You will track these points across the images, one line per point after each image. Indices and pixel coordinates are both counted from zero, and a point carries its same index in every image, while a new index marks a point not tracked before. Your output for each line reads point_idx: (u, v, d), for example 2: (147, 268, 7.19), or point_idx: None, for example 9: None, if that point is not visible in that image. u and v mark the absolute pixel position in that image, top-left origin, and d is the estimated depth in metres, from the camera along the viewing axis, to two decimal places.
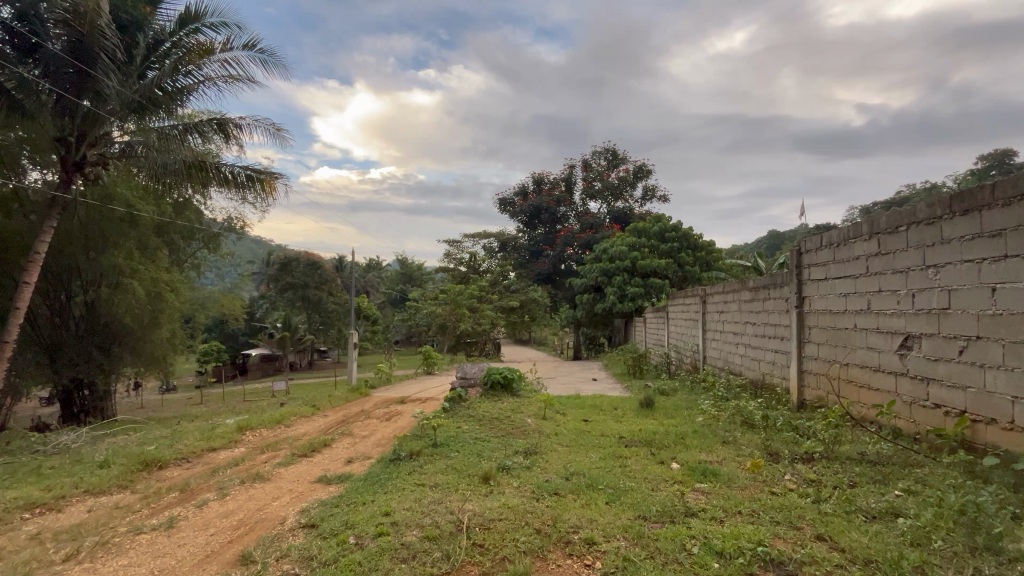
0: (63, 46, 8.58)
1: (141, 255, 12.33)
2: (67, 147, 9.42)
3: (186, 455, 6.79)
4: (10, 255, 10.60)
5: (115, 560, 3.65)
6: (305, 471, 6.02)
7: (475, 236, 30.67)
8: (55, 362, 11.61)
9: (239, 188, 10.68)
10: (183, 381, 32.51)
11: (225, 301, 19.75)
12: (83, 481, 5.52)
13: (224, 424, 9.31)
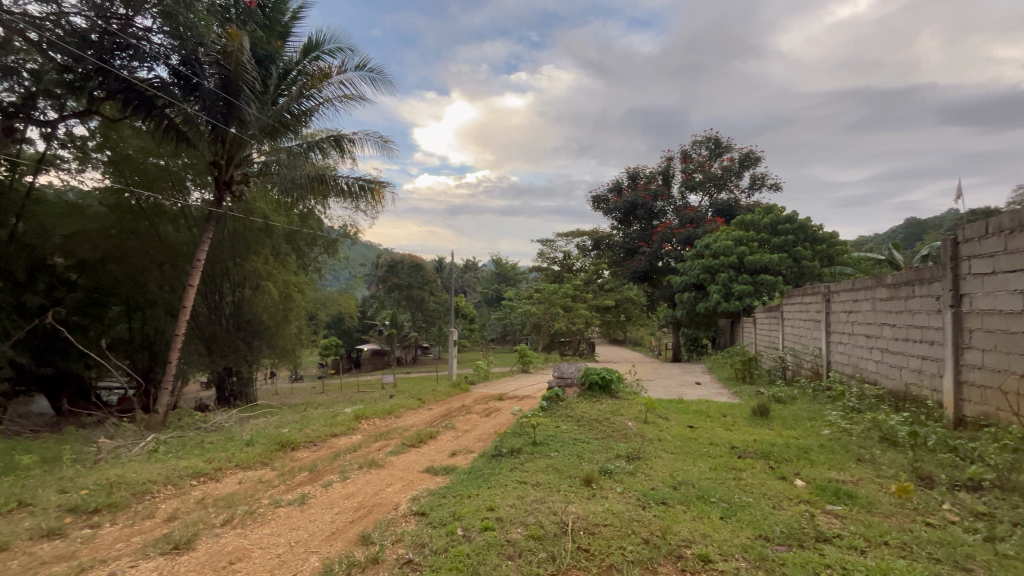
0: (216, 82, 10.07)
1: (275, 261, 14.20)
2: (219, 168, 11.01)
3: (314, 438, 7.58)
4: (179, 263, 12.64)
5: (260, 528, 4.16)
6: (414, 461, 6.38)
7: (569, 235, 30.40)
8: (211, 353, 13.65)
9: (353, 197, 11.75)
10: (308, 372, 36.46)
11: (342, 301, 21.79)
12: (235, 456, 6.40)
13: (343, 412, 10.24)
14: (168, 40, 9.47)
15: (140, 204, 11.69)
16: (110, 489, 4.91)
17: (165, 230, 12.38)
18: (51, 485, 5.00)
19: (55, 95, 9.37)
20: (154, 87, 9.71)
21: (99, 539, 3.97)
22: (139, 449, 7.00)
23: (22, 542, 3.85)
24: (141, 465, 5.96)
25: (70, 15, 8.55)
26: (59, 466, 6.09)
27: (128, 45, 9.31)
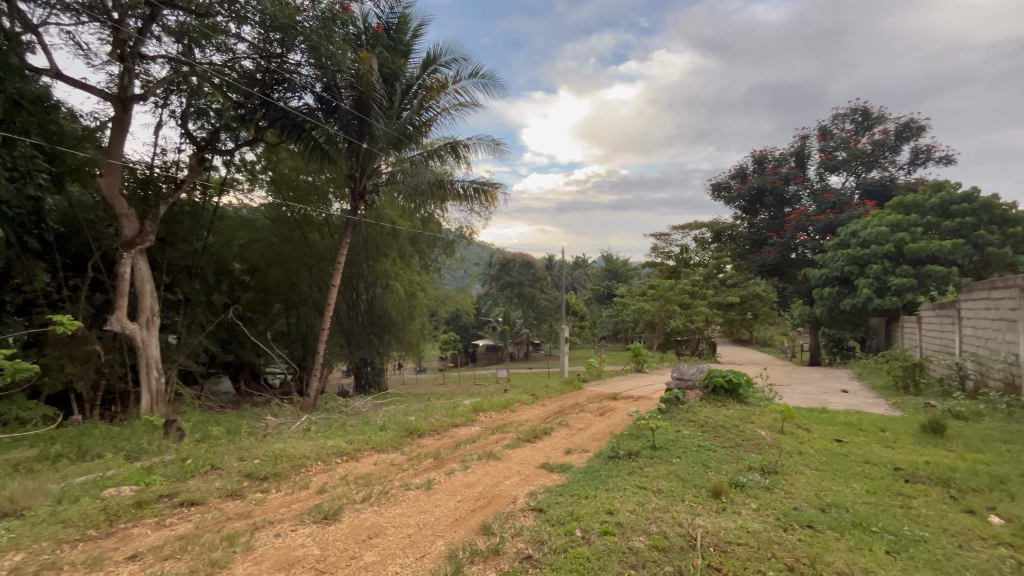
0: (351, 102, 11.27)
1: (401, 262, 15.47)
2: (354, 180, 12.24)
3: (437, 427, 8.09)
4: (324, 266, 14.37)
5: (393, 508, 4.53)
6: (530, 456, 6.46)
7: (686, 227, 28.50)
8: (350, 345, 15.29)
9: (468, 200, 12.37)
10: (430, 365, 39.13)
11: (459, 299, 23.04)
12: (371, 439, 7.07)
13: (463, 404, 10.79)
14: (313, 70, 10.75)
15: (294, 215, 13.61)
16: (276, 460, 5.74)
17: (313, 237, 14.21)
18: (233, 453, 5.99)
19: (232, 128, 11.24)
20: (303, 113, 11.15)
21: (267, 502, 4.65)
22: (297, 428, 8.08)
23: (213, 498, 4.66)
24: (298, 442, 6.87)
25: (241, 60, 10.21)
26: (239, 438, 7.29)
27: (283, 79, 10.82)
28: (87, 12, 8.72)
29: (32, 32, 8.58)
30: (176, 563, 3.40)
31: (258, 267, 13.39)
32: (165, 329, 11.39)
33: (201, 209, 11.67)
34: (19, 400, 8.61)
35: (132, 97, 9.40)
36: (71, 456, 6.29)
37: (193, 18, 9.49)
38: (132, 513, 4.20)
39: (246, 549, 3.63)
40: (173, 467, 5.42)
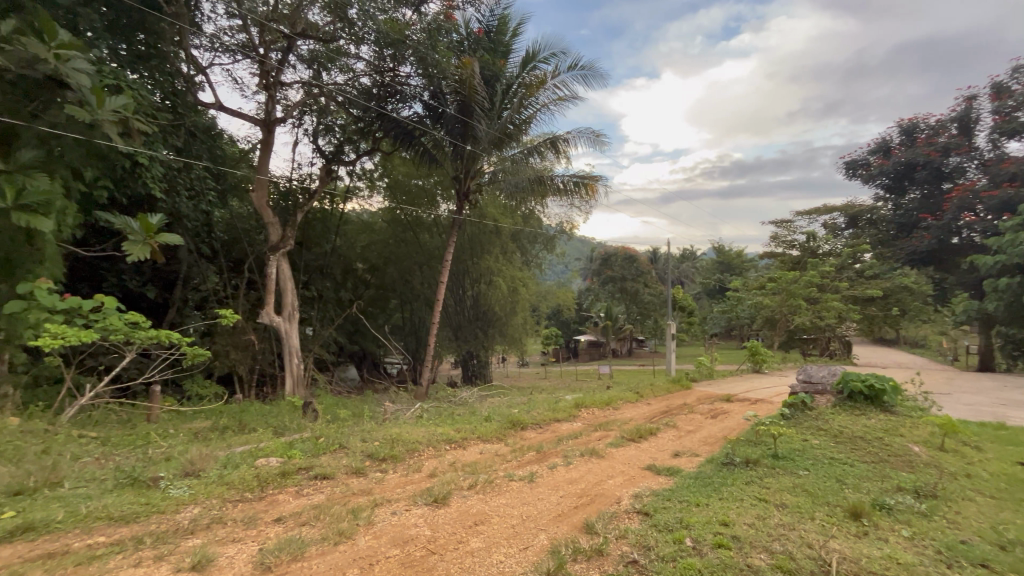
0: (455, 107, 11.78)
1: (502, 258, 15.86)
2: (459, 181, 12.80)
3: (539, 421, 8.16)
4: (434, 263, 15.25)
5: (498, 498, 4.66)
6: (635, 457, 6.22)
7: (813, 213, 25.40)
8: (457, 338, 16.04)
9: (568, 194, 12.33)
10: (533, 360, 39.58)
11: (560, 294, 23.03)
12: (478, 429, 7.36)
13: (565, 399, 10.75)
14: (421, 79, 11.48)
15: (406, 217, 14.58)
16: (393, 443, 6.23)
17: (424, 237, 15.13)
18: (358, 434, 6.61)
19: (353, 141, 12.36)
20: (413, 122, 11.92)
21: (385, 482, 5.06)
22: (411, 414, 8.69)
23: (341, 474, 5.20)
24: (412, 427, 7.38)
25: (360, 77, 11.22)
26: (362, 421, 8.04)
27: (396, 91, 11.65)
28: (241, 51, 10.22)
29: (202, 73, 10.27)
30: (311, 530, 3.83)
31: (377, 266, 14.65)
32: (303, 322, 12.99)
33: (330, 216, 13.25)
34: (198, 379, 10.40)
35: (275, 120, 10.79)
36: (234, 428, 7.44)
37: (321, 44, 10.65)
38: (278, 481, 4.83)
39: (367, 523, 3.97)
40: (310, 444, 6.14)
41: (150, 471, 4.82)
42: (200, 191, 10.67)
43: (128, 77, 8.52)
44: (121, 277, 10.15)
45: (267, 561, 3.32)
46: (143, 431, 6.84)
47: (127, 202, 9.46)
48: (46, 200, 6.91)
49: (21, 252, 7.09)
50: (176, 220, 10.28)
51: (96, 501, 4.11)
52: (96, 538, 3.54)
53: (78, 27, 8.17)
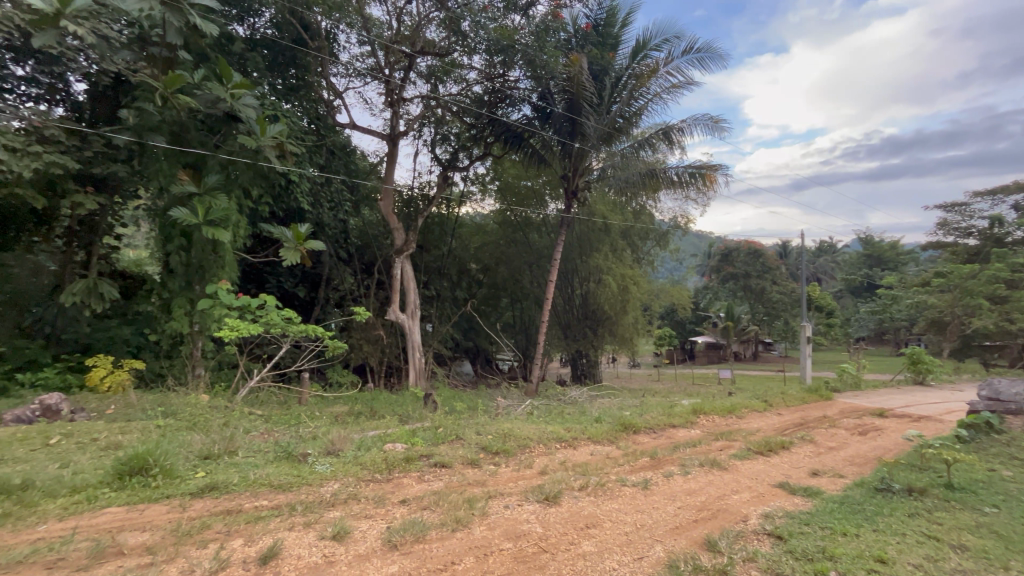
0: (564, 105, 11.74)
1: (613, 256, 15.48)
2: (568, 180, 12.73)
3: (653, 426, 7.79)
4: (543, 263, 15.44)
5: (610, 502, 4.53)
6: (764, 472, 5.64)
7: (998, 193, 20.83)
8: (567, 337, 16.02)
9: (683, 186, 11.71)
10: (644, 361, 37.92)
11: (673, 292, 21.82)
12: (588, 429, 7.26)
13: (681, 404, 10.12)
14: (530, 82, 11.69)
15: (516, 218, 14.92)
16: (505, 438, 6.40)
17: (533, 237, 15.34)
18: (472, 427, 6.91)
19: (467, 147, 12.93)
20: (522, 124, 12.13)
21: (498, 475, 5.23)
22: (521, 411, 8.87)
23: (458, 464, 5.49)
24: (523, 423, 7.53)
25: (472, 85, 11.79)
26: (476, 414, 8.41)
27: (506, 95, 11.96)
28: (370, 73, 11.29)
29: (339, 97, 11.54)
30: (432, 514, 4.09)
31: (489, 266, 15.24)
32: (423, 319, 13.99)
33: (446, 219, 14.12)
34: (338, 368, 11.75)
35: (399, 133, 11.77)
36: (367, 414, 8.26)
37: (437, 59, 11.43)
38: (402, 466, 5.25)
39: (482, 514, 4.13)
40: (430, 433, 6.58)
41: (300, 446, 5.55)
42: (338, 202, 12.06)
43: (283, 108, 9.95)
44: (279, 279, 11.88)
45: (394, 539, 3.61)
46: (296, 411, 7.92)
47: (283, 215, 11.04)
48: (226, 216, 8.36)
49: (209, 259, 8.67)
50: (320, 229, 11.74)
51: (261, 469, 4.85)
52: (261, 501, 4.17)
53: (247, 69, 9.76)
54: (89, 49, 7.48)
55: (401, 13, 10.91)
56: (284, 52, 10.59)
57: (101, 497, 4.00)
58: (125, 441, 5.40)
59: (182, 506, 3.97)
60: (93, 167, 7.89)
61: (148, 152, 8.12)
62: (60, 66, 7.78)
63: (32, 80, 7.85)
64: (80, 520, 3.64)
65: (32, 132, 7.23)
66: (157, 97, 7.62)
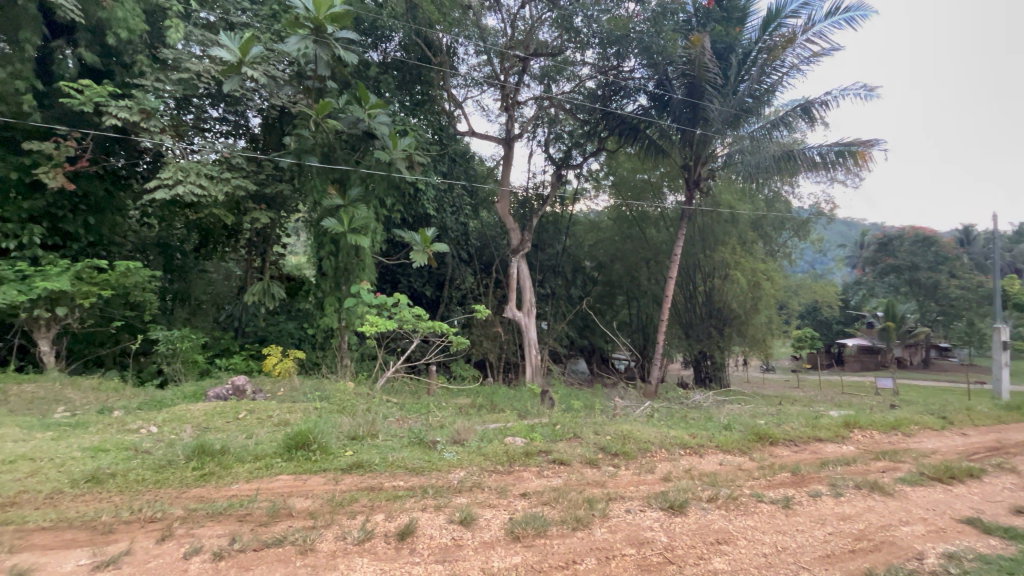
0: (684, 90, 10.89)
1: (741, 249, 14.18)
2: (689, 170, 11.91)
3: (794, 437, 6.96)
4: (662, 259, 14.60)
5: (744, 518, 4.16)
6: (944, 503, 4.72)
7: None
8: (689, 337, 15.05)
9: (828, 168, 10.48)
10: (780, 364, 33.98)
11: (816, 288, 19.29)
12: (715, 437, 6.73)
13: (828, 415, 8.88)
14: (647, 70, 11.20)
15: (631, 212, 14.37)
16: (624, 440, 6.23)
17: (651, 232, 14.57)
18: (590, 426, 6.82)
19: (580, 144, 12.81)
20: (638, 115, 11.42)
21: (619, 477, 5.10)
22: (640, 412, 8.55)
23: (576, 463, 5.47)
24: (642, 426, 7.24)
25: (586, 80, 11.69)
26: (593, 413, 8.30)
27: (621, 87, 11.54)
28: (486, 81, 11.77)
29: (459, 107, 12.23)
30: (552, 510, 4.15)
31: (604, 263, 14.97)
32: (539, 317, 14.27)
33: (561, 218, 14.24)
34: (461, 363, 12.54)
35: (514, 136, 12.10)
36: (488, 407, 8.64)
37: (551, 59, 11.59)
38: (523, 459, 5.39)
39: (603, 515, 4.06)
40: (548, 429, 6.66)
41: (430, 434, 6.00)
42: (459, 206, 12.84)
43: (411, 122, 10.86)
44: (409, 279, 12.99)
45: (517, 531, 3.71)
46: (425, 401, 8.60)
47: (412, 220, 12.05)
48: (366, 224, 9.40)
49: (353, 262, 9.82)
50: (444, 232, 12.61)
51: (398, 452, 5.35)
52: (399, 481, 4.59)
53: (381, 91, 10.82)
54: (262, 89, 8.96)
55: (515, 18, 11.22)
56: (411, 71, 11.44)
57: (275, 465, 4.75)
58: (291, 419, 6.35)
59: (336, 479, 4.55)
60: (266, 187, 9.41)
61: (305, 172, 9.42)
62: (242, 105, 9.43)
63: (223, 119, 9.62)
64: (261, 484, 4.37)
65: (224, 161, 8.86)
66: (311, 123, 8.83)
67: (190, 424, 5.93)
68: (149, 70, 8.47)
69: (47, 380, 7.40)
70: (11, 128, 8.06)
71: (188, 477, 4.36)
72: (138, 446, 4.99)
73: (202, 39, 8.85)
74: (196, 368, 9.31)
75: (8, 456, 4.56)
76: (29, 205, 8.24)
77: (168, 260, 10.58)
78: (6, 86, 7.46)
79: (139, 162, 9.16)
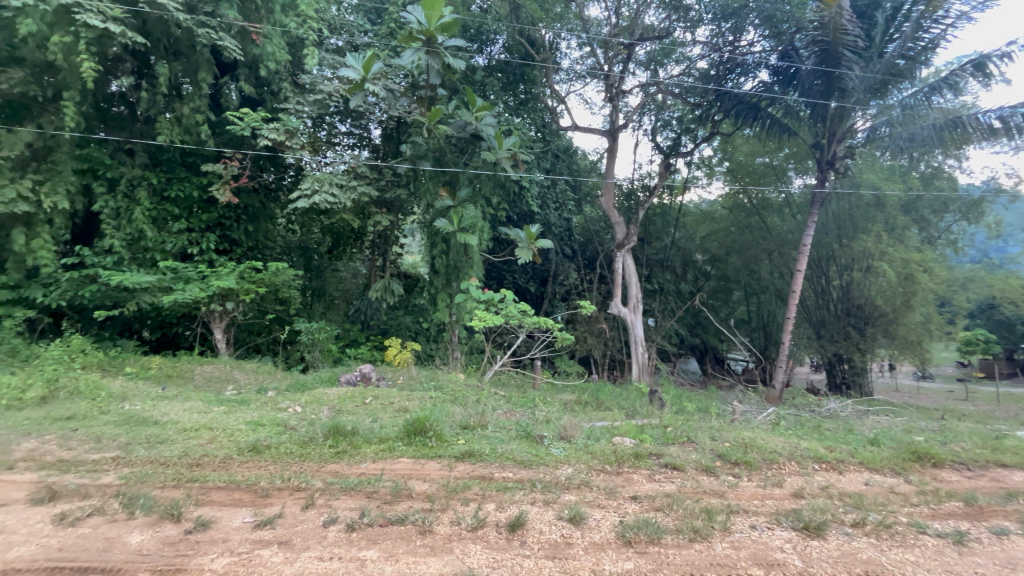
0: (814, 60, 9.49)
1: (889, 237, 12.11)
2: (822, 149, 10.41)
3: (966, 461, 5.81)
4: (788, 251, 12.95)
5: (900, 550, 3.58)
6: None
7: None
8: (821, 337, 13.30)
9: (1011, 134, 8.62)
10: (942, 372, 28.64)
11: (994, 281, 15.94)
12: (859, 453, 5.86)
13: (1016, 436, 7.24)
14: (769, 42, 10.30)
15: (751, 200, 13.11)
16: (746, 448, 5.71)
17: (773, 220, 13.12)
18: (706, 431, 6.36)
19: (691, 130, 11.99)
20: (759, 93, 10.27)
21: (740, 489, 4.68)
22: (764, 419, 7.77)
23: (692, 469, 5.13)
24: (767, 434, 6.57)
25: (697, 61, 10.96)
26: (708, 417, 7.73)
27: (737, 63, 10.58)
28: (590, 73, 11.53)
29: (562, 102, 12.16)
30: (665, 518, 3.93)
31: (719, 257, 13.83)
32: (646, 313, 13.73)
33: (669, 209, 13.59)
34: (565, 359, 12.53)
35: (618, 127, 11.71)
36: (593, 404, 8.49)
37: (657, 43, 11.07)
38: (632, 461, 5.19)
39: (724, 529, 3.76)
40: (659, 431, 6.34)
41: (537, 428, 6.05)
42: (563, 202, 12.82)
43: (515, 122, 11.05)
44: (514, 276, 13.22)
45: (628, 535, 3.59)
46: (531, 395, 8.71)
47: (517, 218, 12.27)
48: (474, 222, 9.84)
49: (462, 260, 10.29)
50: (548, 228, 12.69)
51: (507, 444, 5.49)
52: (509, 473, 4.69)
53: (487, 93, 11.19)
54: (383, 102, 9.78)
55: (619, 5, 10.84)
56: (515, 71, 11.59)
57: (397, 448, 5.15)
58: (409, 406, 6.84)
59: (450, 466, 4.80)
60: (386, 193, 10.23)
61: (419, 176, 10.06)
62: (365, 118, 10.35)
63: (350, 133, 10.62)
64: (385, 464, 4.77)
65: (352, 171, 9.80)
66: (425, 130, 9.41)
67: (327, 406, 6.70)
68: (291, 95, 9.67)
69: (221, 363, 8.87)
70: (193, 155, 9.74)
71: (326, 453, 4.91)
72: (286, 423, 5.75)
73: (333, 63, 9.90)
74: (331, 356, 10.48)
75: (194, 425, 5.53)
76: (207, 217, 9.89)
77: (308, 261, 11.99)
78: (190, 119, 9.04)
79: (285, 176, 10.48)
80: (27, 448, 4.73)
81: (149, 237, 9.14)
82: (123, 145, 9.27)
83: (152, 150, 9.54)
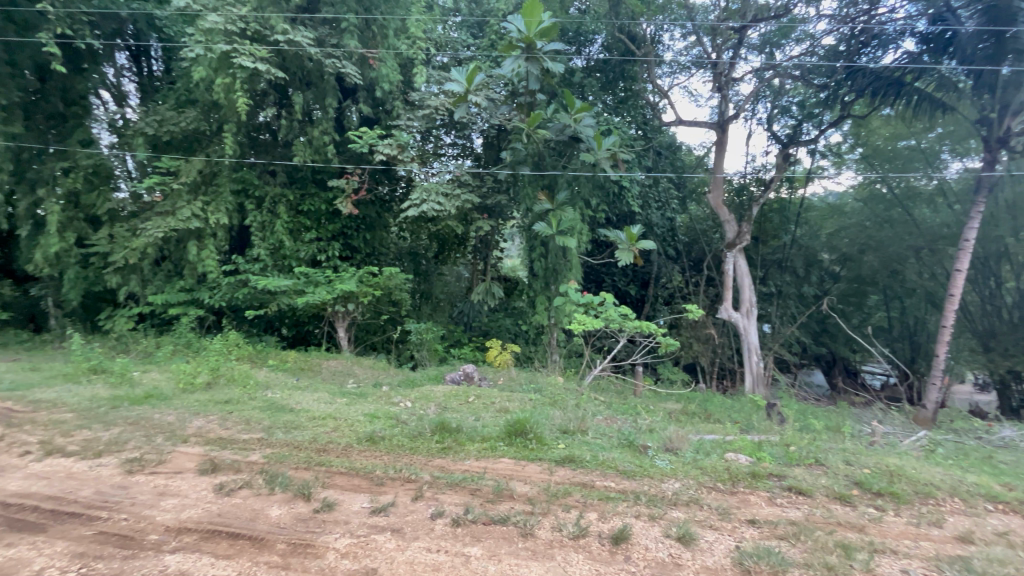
0: (977, 20, 8.00)
1: None
2: (988, 126, 8.64)
3: None
4: (942, 247, 10.97)
5: None
6: None
7: None
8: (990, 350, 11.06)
9: None
10: None
11: None
12: None
13: None
14: (916, 6, 8.82)
15: (893, 191, 11.37)
16: (892, 476, 4.93)
17: (921, 213, 11.18)
18: (838, 453, 5.61)
19: (814, 115, 10.77)
20: (900, 67, 8.86)
21: (885, 524, 4.04)
22: (913, 444, 6.65)
23: (821, 495, 4.54)
24: (918, 462, 5.62)
25: (823, 38, 9.77)
26: (840, 438, 6.81)
27: (874, 35, 9.17)
28: (695, 64, 10.90)
29: (665, 96, 11.59)
30: (790, 548, 3.53)
31: (851, 256, 12.20)
32: (761, 318, 12.56)
33: (789, 204, 12.35)
34: (669, 366, 11.88)
35: (728, 119, 10.84)
36: (701, 415, 7.92)
37: (774, 23, 10.09)
38: (749, 481, 4.73)
39: (867, 569, 3.28)
40: (779, 450, 5.72)
41: (640, 438, 5.80)
42: (665, 201, 12.26)
43: (615, 121, 10.77)
44: (614, 278, 12.86)
45: (746, 563, 3.28)
46: (633, 403, 8.36)
47: (617, 219, 11.92)
48: (572, 225, 9.80)
49: (561, 262, 10.29)
50: (649, 229, 12.12)
51: (608, 452, 5.32)
52: (610, 483, 4.55)
53: (586, 95, 11.07)
54: (484, 112, 10.13)
55: None
56: (614, 69, 11.33)
57: (499, 448, 5.25)
58: (509, 408, 6.96)
59: (550, 470, 4.78)
60: (488, 199, 10.53)
61: (519, 182, 10.27)
62: (467, 129, 10.82)
63: (454, 143, 11.14)
64: (487, 463, 4.89)
65: (456, 180, 10.25)
66: (525, 135, 9.59)
67: (433, 403, 7.06)
68: (402, 112, 10.41)
69: (343, 358, 9.81)
70: (321, 173, 10.93)
71: (433, 448, 5.16)
72: (398, 417, 6.17)
73: (439, 79, 10.52)
74: (437, 355, 11.06)
75: (322, 414, 6.16)
76: (333, 227, 11.03)
77: (417, 265, 12.77)
78: (319, 141, 10.16)
79: (397, 187, 11.32)
80: (197, 426, 5.62)
81: (287, 246, 10.42)
82: (267, 167, 10.69)
83: (290, 170, 10.86)
